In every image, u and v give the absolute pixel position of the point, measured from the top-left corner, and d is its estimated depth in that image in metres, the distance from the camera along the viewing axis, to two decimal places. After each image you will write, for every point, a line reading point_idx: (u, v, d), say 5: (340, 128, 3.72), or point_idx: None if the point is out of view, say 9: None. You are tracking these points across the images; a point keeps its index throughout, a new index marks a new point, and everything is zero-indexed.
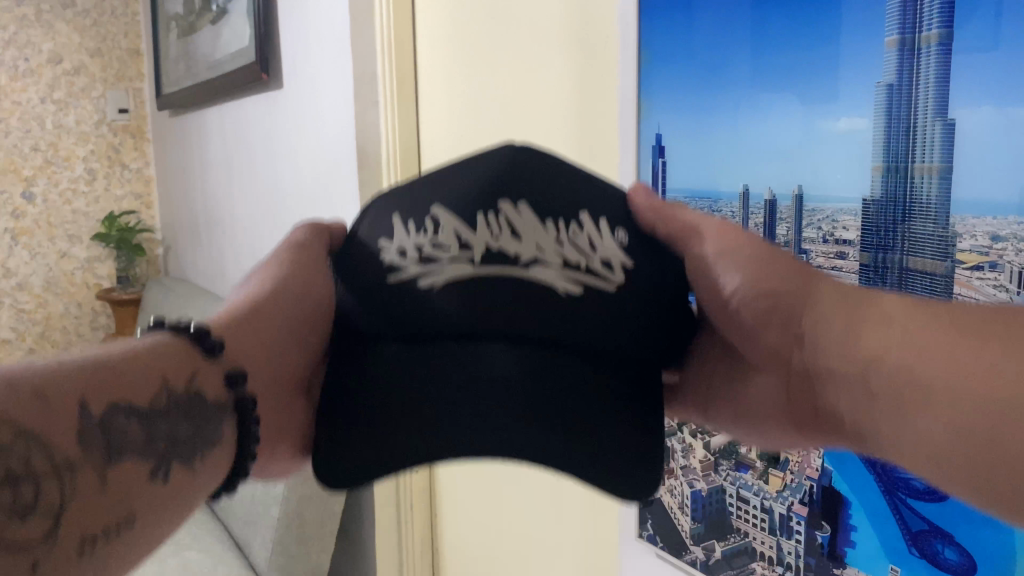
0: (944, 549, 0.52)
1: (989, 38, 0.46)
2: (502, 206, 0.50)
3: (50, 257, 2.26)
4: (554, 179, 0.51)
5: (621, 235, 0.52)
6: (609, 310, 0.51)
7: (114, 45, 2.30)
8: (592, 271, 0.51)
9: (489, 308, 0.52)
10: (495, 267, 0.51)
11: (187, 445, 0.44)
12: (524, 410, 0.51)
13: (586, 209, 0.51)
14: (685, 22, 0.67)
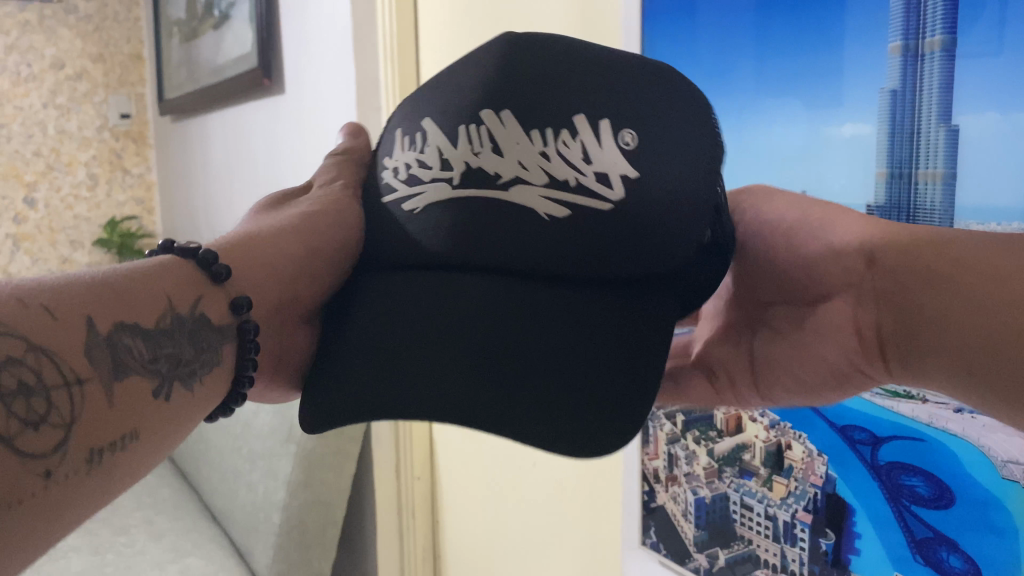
0: (949, 556, 0.52)
1: (993, 45, 0.46)
2: (485, 117, 0.46)
3: (52, 263, 2.26)
4: (551, 84, 0.46)
5: (628, 138, 0.45)
6: (608, 229, 0.45)
7: (117, 50, 2.30)
8: (585, 186, 0.45)
9: (472, 231, 0.48)
10: (475, 187, 0.47)
11: (186, 367, 0.45)
12: (491, 341, 0.46)
13: (584, 112, 0.45)
14: (689, 27, 0.67)
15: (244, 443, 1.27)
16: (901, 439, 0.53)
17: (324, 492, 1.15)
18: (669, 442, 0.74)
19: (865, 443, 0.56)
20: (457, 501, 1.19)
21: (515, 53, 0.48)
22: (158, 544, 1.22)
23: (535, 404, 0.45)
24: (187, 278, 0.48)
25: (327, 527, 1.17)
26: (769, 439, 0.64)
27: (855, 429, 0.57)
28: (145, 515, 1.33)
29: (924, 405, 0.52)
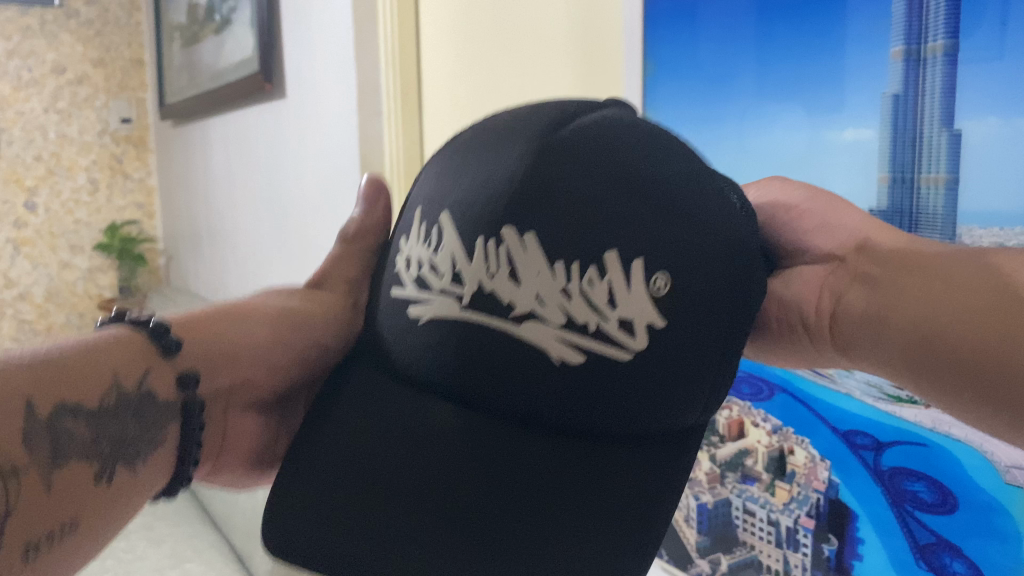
0: (952, 563, 0.51)
1: (995, 49, 0.46)
2: (505, 236, 0.42)
3: (52, 267, 2.27)
4: (585, 204, 0.42)
5: (660, 282, 0.41)
6: (642, 385, 0.42)
7: (117, 55, 2.29)
8: (604, 333, 0.41)
9: (483, 367, 0.43)
10: (486, 313, 0.42)
11: (132, 442, 0.48)
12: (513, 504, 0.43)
13: (614, 248, 0.41)
14: (690, 32, 0.67)
15: None
16: (904, 444, 0.53)
17: None
18: None
19: (868, 448, 0.56)
20: None
21: (560, 151, 0.43)
22: (157, 550, 1.22)
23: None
24: (139, 349, 0.50)
25: None
26: (772, 444, 0.64)
27: (858, 434, 0.56)
28: (144, 520, 1.33)
29: (928, 410, 0.51)
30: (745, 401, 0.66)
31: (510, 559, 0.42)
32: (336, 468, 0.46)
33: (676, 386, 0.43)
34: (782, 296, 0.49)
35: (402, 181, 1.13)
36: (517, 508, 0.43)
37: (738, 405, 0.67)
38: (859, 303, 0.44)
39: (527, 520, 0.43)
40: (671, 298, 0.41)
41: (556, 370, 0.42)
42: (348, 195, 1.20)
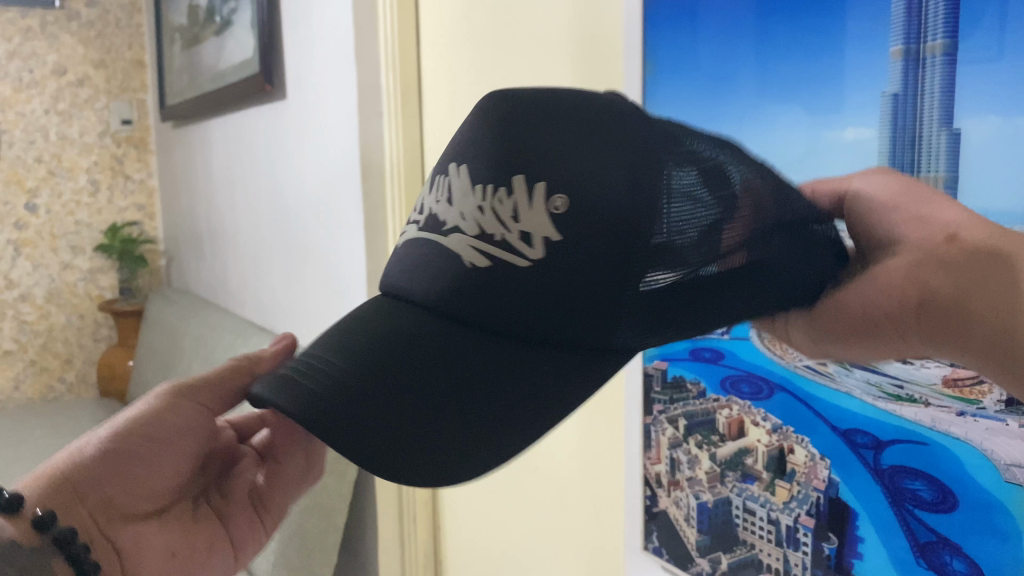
0: (952, 561, 0.51)
1: (994, 49, 0.46)
2: (450, 168, 0.50)
3: (53, 268, 2.27)
4: (518, 134, 0.47)
5: (559, 203, 0.45)
6: (534, 287, 0.46)
7: (118, 56, 2.29)
8: (507, 243, 0.46)
9: (431, 269, 0.49)
10: (431, 232, 0.51)
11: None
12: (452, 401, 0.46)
13: (524, 172, 0.46)
14: (690, 32, 0.67)
15: None
16: (904, 442, 0.53)
17: (326, 497, 1.15)
18: (671, 446, 0.74)
19: (868, 446, 0.56)
20: (461, 508, 1.18)
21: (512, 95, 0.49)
22: None
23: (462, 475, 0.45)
24: None
25: (328, 532, 1.16)
26: (772, 443, 0.64)
27: (858, 433, 0.56)
28: None
29: (928, 409, 0.52)
30: (744, 400, 0.66)
31: (387, 409, 0.46)
32: (329, 348, 0.51)
33: (575, 294, 0.46)
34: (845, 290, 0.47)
35: (401, 181, 1.13)
36: (412, 371, 0.47)
37: (738, 405, 0.67)
38: (947, 285, 0.43)
39: (461, 417, 0.46)
40: (566, 215, 0.45)
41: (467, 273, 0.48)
42: (349, 195, 1.20)
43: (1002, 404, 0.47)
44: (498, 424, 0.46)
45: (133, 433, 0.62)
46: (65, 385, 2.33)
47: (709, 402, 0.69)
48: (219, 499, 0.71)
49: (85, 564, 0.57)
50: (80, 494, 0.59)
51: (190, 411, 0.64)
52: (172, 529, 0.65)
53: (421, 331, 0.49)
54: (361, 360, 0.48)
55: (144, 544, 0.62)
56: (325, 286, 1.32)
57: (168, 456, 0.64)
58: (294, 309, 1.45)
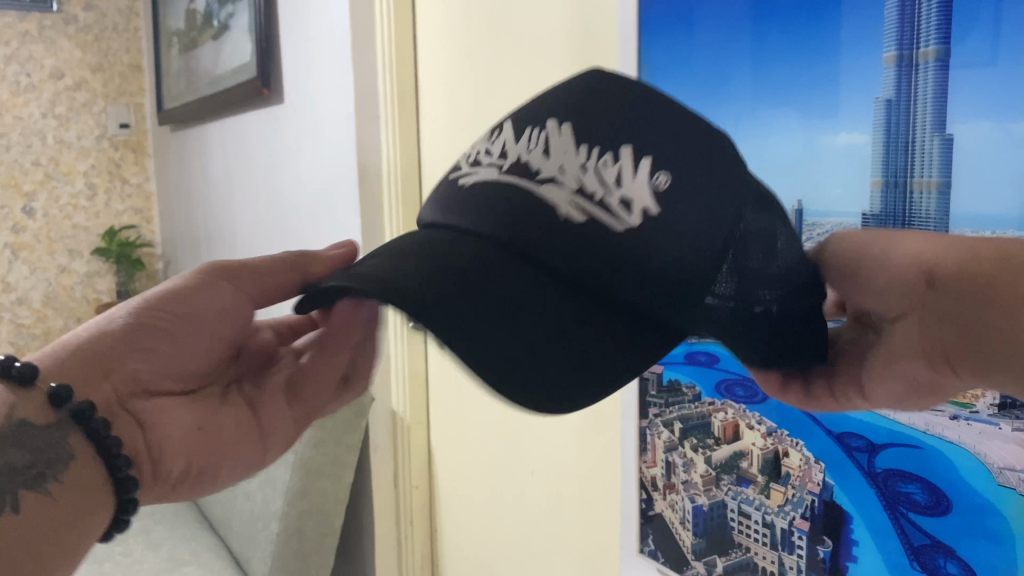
0: (946, 563, 0.52)
1: (987, 54, 0.47)
2: (549, 125, 0.48)
3: (50, 272, 2.27)
4: (625, 115, 0.47)
5: (661, 179, 0.45)
6: (624, 252, 0.44)
7: (116, 61, 2.30)
8: (605, 204, 0.44)
9: (499, 209, 0.46)
10: (514, 174, 0.47)
11: (32, 472, 0.48)
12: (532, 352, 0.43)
13: (632, 146, 0.46)
14: (686, 37, 0.68)
15: None
16: (897, 446, 0.54)
17: (322, 501, 1.16)
18: (667, 450, 0.74)
19: (862, 450, 0.56)
20: (458, 509, 1.18)
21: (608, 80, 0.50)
22: (155, 553, 1.23)
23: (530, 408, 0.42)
24: None
25: (324, 535, 1.16)
26: (767, 446, 0.64)
27: (852, 437, 0.57)
28: (143, 525, 1.33)
29: (922, 413, 0.51)
30: (739, 404, 0.66)
31: (470, 333, 0.42)
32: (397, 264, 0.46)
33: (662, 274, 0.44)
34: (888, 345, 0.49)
35: (398, 185, 1.13)
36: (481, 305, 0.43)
37: (732, 408, 0.67)
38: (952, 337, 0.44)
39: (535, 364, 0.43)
40: (662, 198, 0.44)
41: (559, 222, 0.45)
42: (347, 198, 1.20)
43: (996, 408, 0.47)
44: (560, 379, 0.43)
45: (156, 313, 0.56)
46: None
47: (704, 406, 0.70)
48: (252, 389, 0.63)
49: (105, 440, 0.51)
50: (103, 370, 0.54)
51: (224, 294, 0.58)
52: (197, 411, 0.58)
53: (496, 264, 0.45)
54: (425, 276, 0.44)
55: (162, 421, 0.56)
56: None
57: (196, 335, 0.57)
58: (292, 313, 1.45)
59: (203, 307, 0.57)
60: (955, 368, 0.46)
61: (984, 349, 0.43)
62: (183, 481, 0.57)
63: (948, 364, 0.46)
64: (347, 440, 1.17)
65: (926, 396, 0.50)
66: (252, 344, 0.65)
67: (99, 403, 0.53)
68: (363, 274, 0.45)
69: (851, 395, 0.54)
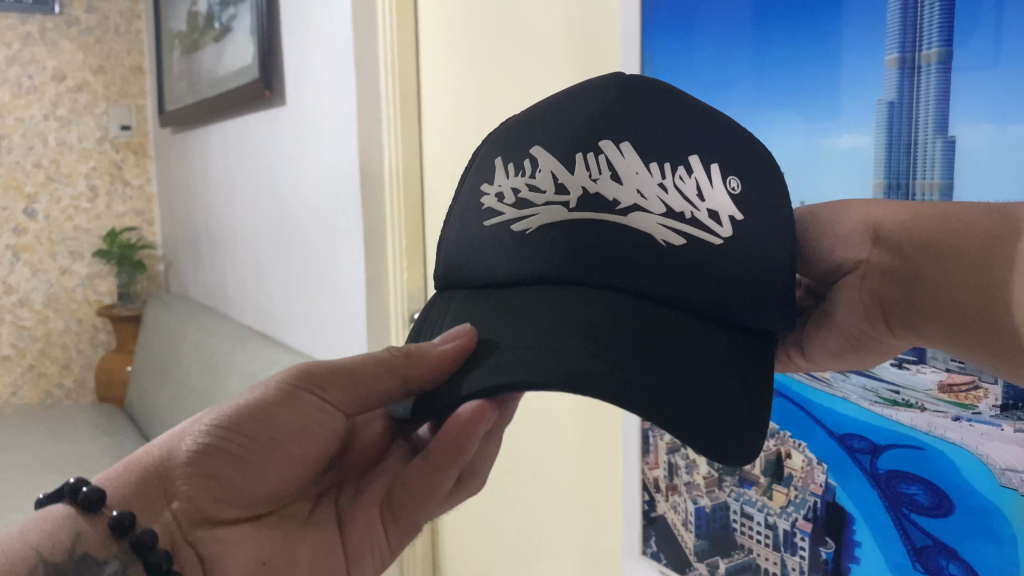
0: (948, 565, 0.52)
1: (988, 56, 0.47)
2: (604, 146, 0.49)
3: (52, 273, 2.27)
4: (669, 123, 0.50)
5: (734, 183, 0.49)
6: (724, 263, 0.48)
7: (117, 63, 2.30)
8: (699, 220, 0.48)
9: (583, 253, 0.48)
10: (592, 210, 0.48)
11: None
12: (701, 388, 0.45)
13: (696, 154, 0.49)
14: (688, 40, 0.68)
15: None
16: (899, 447, 0.54)
17: None
18: (669, 452, 0.74)
19: (864, 451, 0.56)
20: (459, 512, 1.18)
21: (629, 83, 0.52)
22: None
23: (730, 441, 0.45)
24: None
25: None
26: (769, 448, 0.64)
27: (854, 438, 0.57)
28: None
29: (924, 414, 0.52)
30: None
31: (649, 384, 0.44)
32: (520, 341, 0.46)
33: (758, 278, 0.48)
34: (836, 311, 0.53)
35: (400, 187, 1.13)
36: (626, 343, 0.45)
37: None
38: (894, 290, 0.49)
39: (706, 394, 0.45)
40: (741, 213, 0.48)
41: (666, 251, 0.47)
42: (348, 201, 1.21)
43: (997, 409, 0.48)
44: (738, 408, 0.46)
45: (233, 429, 0.54)
46: (63, 391, 2.33)
47: None
48: (349, 501, 0.61)
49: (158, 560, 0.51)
50: (166, 491, 0.54)
51: (312, 406, 0.57)
52: (267, 541, 0.55)
53: (611, 308, 0.47)
54: (570, 346, 0.45)
55: (230, 552, 0.54)
56: (324, 290, 1.32)
57: (277, 458, 0.56)
58: (293, 315, 1.45)
59: (289, 423, 0.56)
60: (892, 326, 0.50)
61: (919, 301, 0.47)
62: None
63: (885, 322, 0.50)
64: None
65: (862, 357, 0.53)
66: (361, 439, 0.63)
67: (161, 534, 0.53)
68: (511, 366, 0.45)
69: (791, 355, 0.57)
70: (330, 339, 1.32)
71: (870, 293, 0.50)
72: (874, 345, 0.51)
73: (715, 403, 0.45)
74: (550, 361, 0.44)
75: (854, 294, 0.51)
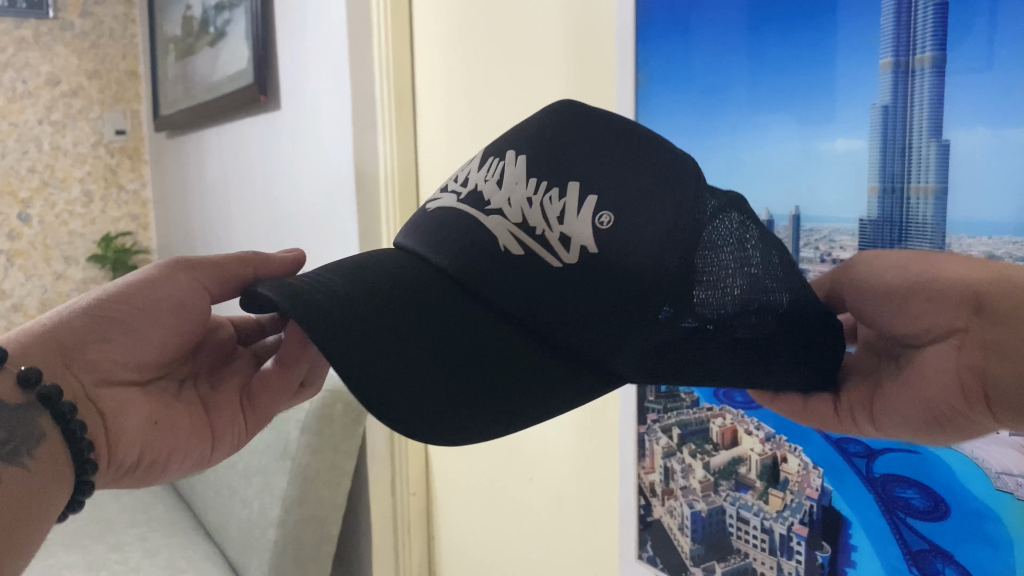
0: (944, 569, 0.52)
1: (983, 59, 0.47)
2: (509, 156, 0.51)
3: (46, 278, 2.26)
4: (583, 152, 0.49)
5: (605, 220, 0.46)
6: (564, 290, 0.46)
7: (112, 67, 2.30)
8: (546, 241, 0.47)
9: (447, 241, 0.50)
10: (471, 207, 0.50)
11: (7, 446, 0.47)
12: (453, 376, 0.45)
13: (580, 183, 0.48)
14: (682, 43, 0.68)
15: (239, 459, 1.26)
16: (896, 451, 0.54)
17: (319, 508, 1.16)
18: (666, 456, 0.74)
19: (860, 455, 0.56)
20: (455, 516, 1.17)
21: (573, 111, 0.52)
22: (152, 561, 1.20)
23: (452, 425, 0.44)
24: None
25: (322, 543, 1.18)
26: (765, 452, 0.64)
27: (851, 442, 0.57)
28: (139, 532, 1.31)
29: None
30: (737, 409, 0.66)
31: (394, 355, 0.45)
32: (352, 281, 0.49)
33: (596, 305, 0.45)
34: (915, 379, 0.44)
35: (395, 190, 1.13)
36: (414, 315, 0.47)
37: (731, 413, 0.67)
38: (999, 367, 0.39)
39: (458, 387, 0.45)
40: (601, 241, 0.46)
41: (501, 255, 0.48)
42: (344, 205, 1.20)
43: None
44: (488, 409, 0.45)
45: (117, 303, 0.54)
46: None
47: (702, 411, 0.69)
48: (208, 389, 0.62)
49: (73, 424, 0.50)
50: (62, 358, 0.52)
51: (186, 284, 0.57)
52: (155, 403, 0.57)
53: (435, 292, 0.49)
54: (365, 298, 0.48)
55: (124, 412, 0.54)
56: None
57: (158, 324, 0.56)
58: None
59: (163, 296, 0.56)
60: (994, 408, 0.40)
61: None
62: (133, 472, 0.55)
63: (984, 402, 0.41)
64: (345, 445, 1.17)
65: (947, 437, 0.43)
66: (212, 338, 0.65)
67: (66, 391, 0.51)
68: (306, 289, 0.48)
69: (858, 422, 0.48)
70: None
71: (965, 366, 0.41)
72: (963, 426, 0.42)
73: (470, 413, 0.45)
74: (341, 300, 0.47)
75: (945, 367, 0.42)
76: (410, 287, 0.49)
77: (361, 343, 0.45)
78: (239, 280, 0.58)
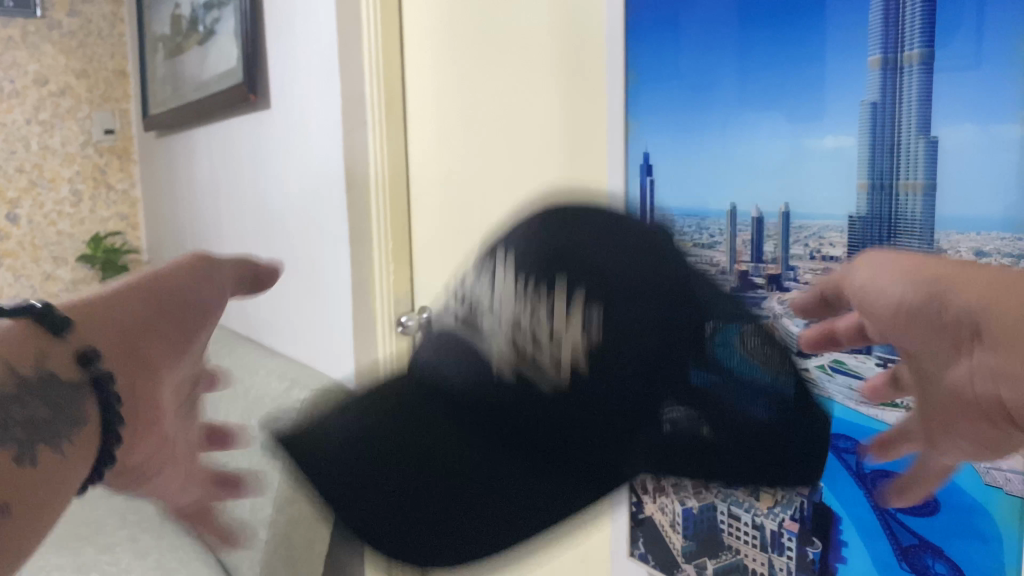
0: (935, 563, 0.52)
1: (971, 56, 0.47)
2: (501, 254, 0.58)
3: (35, 279, 2.24)
4: (566, 251, 0.54)
5: (594, 320, 0.52)
6: (554, 406, 0.52)
7: (100, 66, 2.28)
8: (537, 358, 0.53)
9: (457, 357, 0.58)
10: (467, 327, 0.58)
11: (51, 430, 0.43)
12: (460, 491, 0.53)
13: (567, 277, 0.53)
14: (672, 40, 0.68)
15: (230, 459, 1.25)
16: None
17: (311, 506, 1.15)
18: None
19: (850, 451, 0.56)
20: None
21: (568, 217, 0.57)
22: (142, 563, 1.20)
23: (450, 547, 0.52)
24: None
25: (313, 542, 1.13)
26: None
27: (841, 438, 0.57)
28: (129, 533, 1.30)
29: None
30: None
31: (404, 488, 0.54)
32: (382, 409, 0.58)
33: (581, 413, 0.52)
34: None
35: (386, 190, 1.13)
36: (423, 442, 0.56)
37: None
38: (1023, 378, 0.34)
39: (463, 503, 0.53)
40: (605, 325, 0.51)
41: (499, 376, 0.55)
42: (334, 204, 1.20)
43: None
44: (491, 518, 0.52)
45: (154, 288, 0.51)
46: None
47: None
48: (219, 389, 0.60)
49: (116, 408, 0.46)
50: (126, 335, 0.48)
51: (226, 277, 0.55)
52: (177, 396, 0.53)
53: (447, 416, 0.57)
54: (387, 426, 0.57)
55: (163, 401, 0.51)
56: (312, 296, 1.31)
57: (202, 311, 0.53)
58: (281, 320, 1.44)
59: (201, 285, 0.53)
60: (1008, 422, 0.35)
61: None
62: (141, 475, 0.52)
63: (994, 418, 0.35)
64: None
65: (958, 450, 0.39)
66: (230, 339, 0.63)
67: (122, 370, 0.47)
68: (334, 430, 0.57)
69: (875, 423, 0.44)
70: (318, 341, 1.31)
71: None
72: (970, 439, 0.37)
73: (474, 529, 0.52)
74: (363, 439, 0.56)
75: None
76: (421, 412, 0.57)
77: (378, 499, 0.54)
78: (267, 281, 0.57)
